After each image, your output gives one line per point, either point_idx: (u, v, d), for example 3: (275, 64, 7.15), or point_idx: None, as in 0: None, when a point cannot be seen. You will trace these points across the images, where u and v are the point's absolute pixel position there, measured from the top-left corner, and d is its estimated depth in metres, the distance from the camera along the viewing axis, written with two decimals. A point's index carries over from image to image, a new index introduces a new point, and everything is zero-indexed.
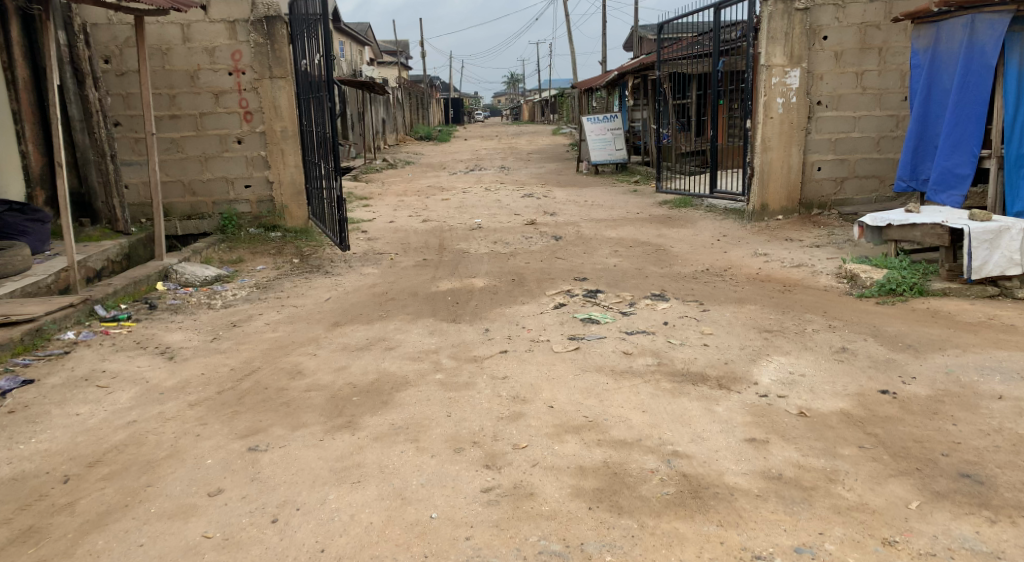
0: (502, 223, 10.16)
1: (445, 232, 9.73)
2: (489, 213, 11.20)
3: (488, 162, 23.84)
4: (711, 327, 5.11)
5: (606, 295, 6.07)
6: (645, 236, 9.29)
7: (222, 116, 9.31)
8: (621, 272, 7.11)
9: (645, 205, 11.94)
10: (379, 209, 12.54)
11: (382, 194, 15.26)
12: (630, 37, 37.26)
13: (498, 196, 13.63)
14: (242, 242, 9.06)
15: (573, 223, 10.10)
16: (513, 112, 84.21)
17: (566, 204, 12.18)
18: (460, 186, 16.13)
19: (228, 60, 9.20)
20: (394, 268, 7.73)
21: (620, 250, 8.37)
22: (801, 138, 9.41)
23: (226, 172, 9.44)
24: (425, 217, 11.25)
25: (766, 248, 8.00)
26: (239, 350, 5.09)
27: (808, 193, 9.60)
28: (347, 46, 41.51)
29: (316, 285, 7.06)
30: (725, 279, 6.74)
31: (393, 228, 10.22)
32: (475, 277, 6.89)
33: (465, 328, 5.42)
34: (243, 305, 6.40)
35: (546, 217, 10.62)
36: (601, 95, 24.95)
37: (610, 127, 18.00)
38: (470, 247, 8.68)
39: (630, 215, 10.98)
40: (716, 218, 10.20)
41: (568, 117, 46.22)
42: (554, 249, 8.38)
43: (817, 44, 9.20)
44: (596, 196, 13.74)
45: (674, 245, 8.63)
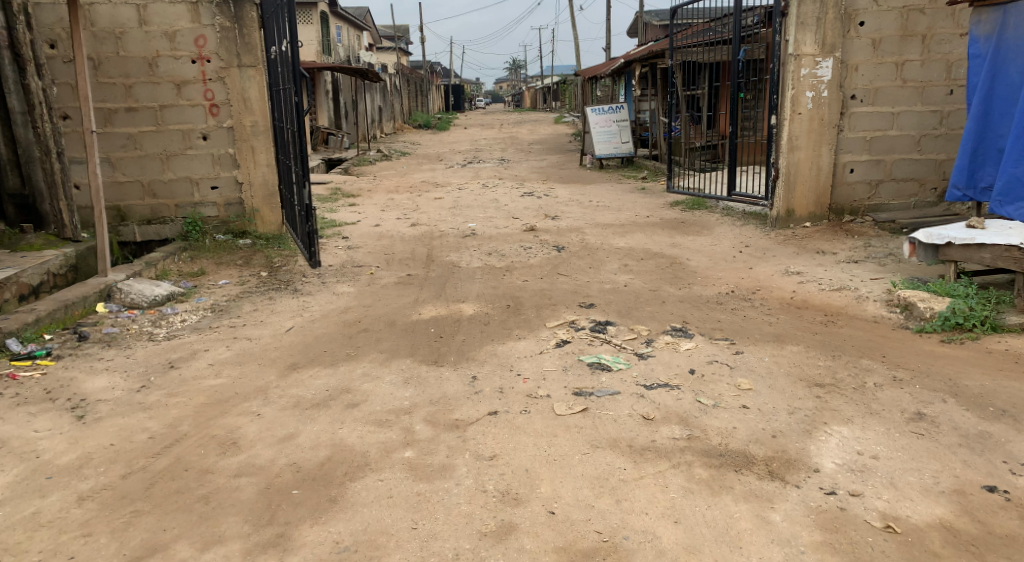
0: (499, 228, 9.20)
1: (436, 239, 8.78)
2: (484, 216, 10.24)
3: (487, 153, 22.84)
4: (749, 380, 4.15)
5: (616, 329, 5.10)
6: (658, 246, 8.32)
7: (185, 109, 8.33)
8: (634, 295, 6.15)
9: (655, 207, 10.96)
10: (366, 209, 11.57)
11: (371, 190, 14.28)
12: (636, 24, 36.15)
13: (496, 194, 12.66)
14: (206, 251, 8.10)
15: (577, 229, 9.13)
16: (515, 100, 83.16)
17: (569, 205, 11.20)
18: (456, 181, 15.15)
19: (192, 46, 8.23)
20: (373, 286, 6.77)
21: (630, 265, 7.42)
22: (832, 136, 8.42)
23: (190, 172, 8.46)
24: (414, 219, 10.29)
25: (797, 264, 7.04)
26: (166, 406, 4.11)
27: (838, 198, 8.61)
28: (344, 31, 40.33)
29: (279, 307, 6.10)
30: (755, 306, 5.78)
31: (379, 233, 9.26)
32: (465, 300, 5.95)
33: (449, 374, 4.48)
34: (190, 336, 5.42)
35: (547, 221, 9.65)
36: (606, 84, 23.94)
37: (615, 119, 17.01)
38: (461, 258, 7.74)
39: (639, 219, 10.00)
40: (734, 225, 9.22)
41: (570, 106, 45.14)
42: (555, 264, 7.43)
43: (853, 31, 8.20)
44: (601, 194, 12.77)
45: (691, 259, 7.67)
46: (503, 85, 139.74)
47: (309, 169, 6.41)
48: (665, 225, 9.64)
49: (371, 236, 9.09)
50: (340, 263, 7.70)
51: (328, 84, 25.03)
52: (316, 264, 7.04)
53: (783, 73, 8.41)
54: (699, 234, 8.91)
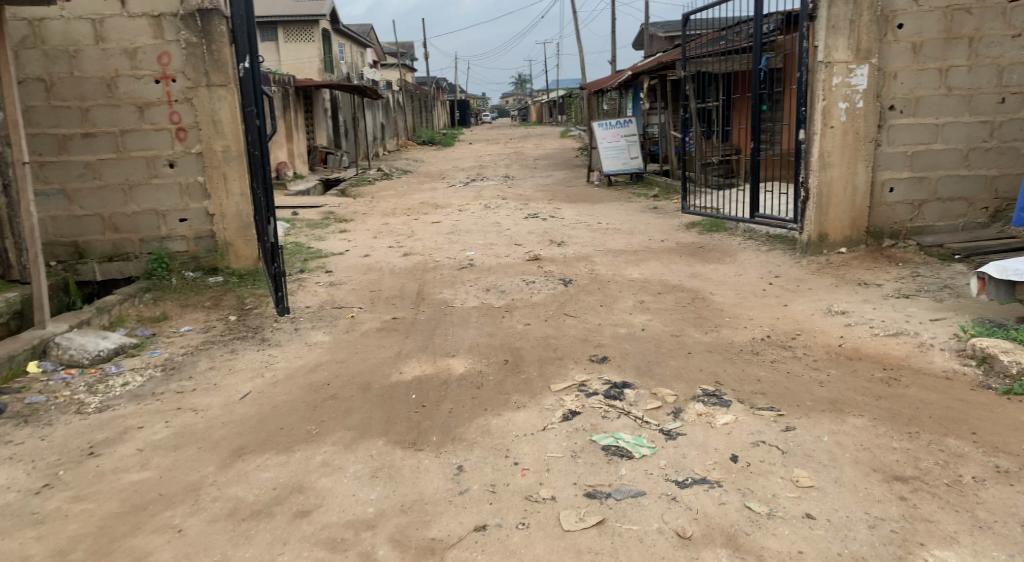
0: (499, 258, 8.33)
1: (428, 271, 7.92)
2: (483, 243, 9.36)
3: (490, 170, 21.98)
4: (810, 474, 3.27)
5: (637, 394, 4.20)
6: (677, 277, 7.43)
7: (149, 133, 7.50)
8: (653, 343, 5.26)
9: (671, 230, 10.07)
10: (357, 235, 10.71)
11: (366, 213, 13.41)
12: (642, 34, 35.35)
13: (498, 216, 11.78)
14: (171, 291, 7.26)
15: (586, 258, 8.25)
16: (521, 114, 82.57)
17: (577, 228, 10.30)
18: (457, 201, 14.30)
19: (154, 65, 7.42)
20: (354, 332, 5.91)
21: (646, 302, 6.53)
22: (869, 152, 7.53)
23: (155, 203, 7.62)
24: (407, 247, 9.42)
25: (839, 299, 6.14)
26: (66, 519, 3.24)
27: (877, 220, 7.69)
28: (347, 47, 39.66)
29: (239, 364, 5.22)
30: (798, 357, 4.88)
31: (366, 265, 8.42)
32: (456, 352, 5.07)
33: (429, 461, 3.61)
34: (127, 405, 4.53)
35: (553, 249, 8.77)
36: (613, 96, 23.11)
37: (623, 133, 16.16)
38: (456, 295, 6.87)
39: (653, 244, 9.11)
40: (759, 251, 8.33)
41: (577, 118, 44.28)
42: (562, 300, 6.54)
43: (890, 34, 7.32)
44: (611, 214, 11.88)
45: (716, 293, 6.78)
46: (509, 100, 139.34)
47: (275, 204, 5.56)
48: (683, 250, 8.73)
49: (358, 269, 8.25)
50: (319, 303, 6.87)
51: (327, 102, 24.21)
52: (287, 309, 6.18)
53: (812, 83, 7.54)
54: (722, 261, 8.02)
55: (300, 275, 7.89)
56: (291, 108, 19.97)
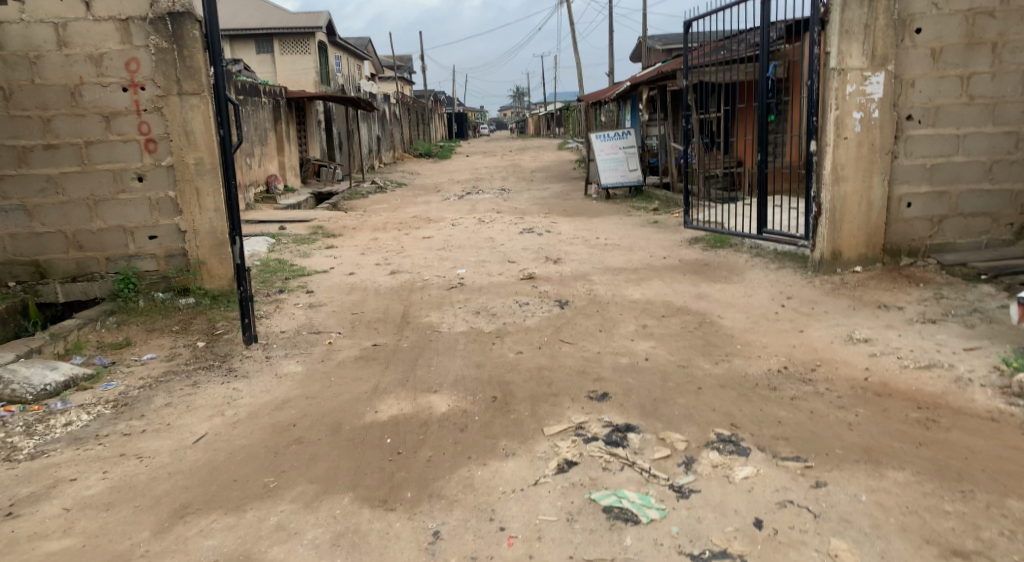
0: (491, 277, 7.81)
1: (415, 291, 7.42)
2: (475, 260, 8.85)
3: (487, 182, 21.50)
4: (850, 545, 2.87)
5: (642, 441, 3.68)
6: (682, 297, 6.93)
7: (115, 145, 7.00)
8: (658, 376, 4.75)
9: (673, 246, 9.57)
10: (343, 252, 10.20)
11: (357, 228, 12.90)
12: (641, 46, 35.00)
13: (493, 232, 11.28)
14: (138, 314, 6.75)
15: (585, 276, 7.74)
16: (520, 127, 82.31)
17: (575, 244, 9.80)
18: (451, 215, 13.82)
19: (122, 72, 6.93)
20: (330, 361, 5.39)
21: (650, 326, 6.02)
22: (885, 165, 7.03)
23: (123, 219, 7.11)
24: (395, 265, 8.91)
25: (860, 325, 5.63)
26: None
27: (894, 237, 7.19)
28: (344, 60, 39.32)
29: (199, 399, 4.70)
30: (820, 394, 4.37)
31: (350, 284, 7.91)
32: (438, 388, 4.55)
33: (400, 524, 3.15)
34: (65, 451, 4.01)
35: (550, 267, 8.27)
36: (612, 107, 22.69)
37: (622, 145, 15.69)
38: (444, 318, 6.36)
39: (655, 261, 8.61)
40: (768, 270, 7.83)
41: (576, 130, 43.87)
42: (558, 325, 6.02)
43: (908, 39, 6.86)
44: (611, 229, 11.40)
45: (724, 316, 6.27)
46: (507, 112, 139.22)
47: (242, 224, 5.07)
48: (688, 268, 8.23)
49: (341, 288, 7.74)
50: (294, 327, 6.36)
51: (321, 114, 23.75)
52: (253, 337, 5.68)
53: (823, 92, 7.06)
54: (729, 281, 7.52)
55: (278, 297, 7.39)
56: (283, 120, 19.51)
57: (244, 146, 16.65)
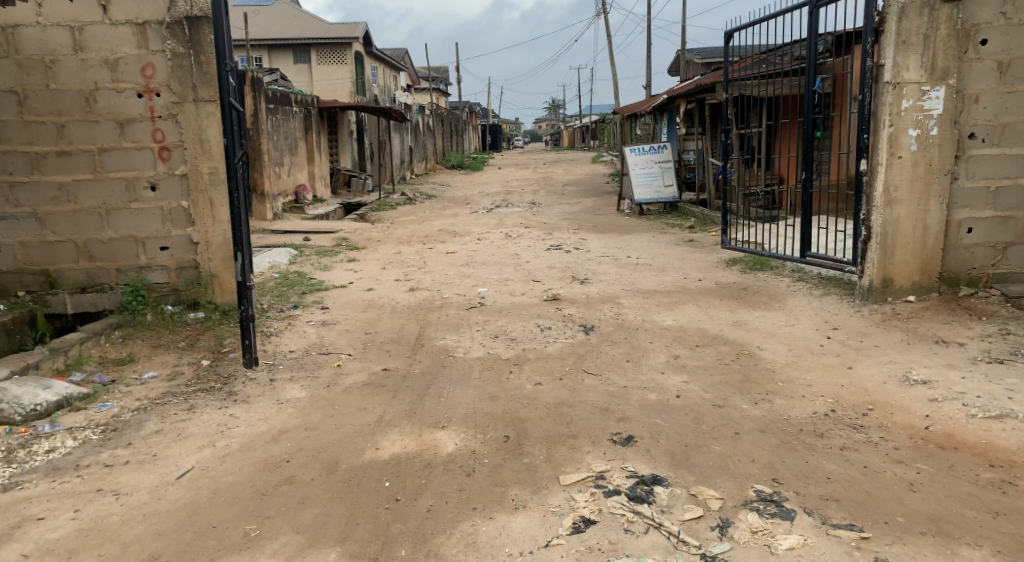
0: (514, 297, 7.44)
1: (434, 310, 7.08)
2: (499, 278, 8.49)
3: (517, 196, 21.18)
4: None
5: (671, 496, 3.32)
6: (717, 325, 6.48)
7: (129, 152, 6.73)
8: (691, 416, 4.33)
9: (707, 268, 9.10)
10: (363, 266, 9.89)
11: (381, 241, 12.61)
12: (677, 60, 34.60)
13: (520, 247, 10.90)
14: (146, 329, 6.47)
15: (612, 298, 7.33)
16: (554, 140, 82.08)
17: (604, 264, 9.37)
18: (478, 229, 13.47)
19: (138, 77, 6.67)
20: (337, 387, 5.05)
21: (681, 357, 5.59)
22: (944, 186, 6.56)
23: (134, 229, 6.83)
24: (415, 281, 8.57)
25: (914, 362, 5.16)
26: None
27: (952, 264, 6.71)
28: (379, 71, 39.31)
29: (193, 427, 4.36)
30: (875, 445, 3.93)
31: (368, 301, 7.60)
32: (448, 423, 4.17)
33: None
34: (41, 484, 3.68)
35: (577, 287, 7.86)
36: (646, 122, 22.28)
37: (657, 159, 15.26)
38: (461, 341, 6.00)
39: (688, 284, 8.15)
40: (810, 297, 7.34)
41: (610, 145, 43.47)
42: (582, 352, 5.62)
43: (972, 51, 6.43)
44: (642, 248, 10.96)
45: (762, 347, 5.82)
46: (543, 125, 139.09)
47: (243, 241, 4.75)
48: (723, 292, 7.76)
49: (358, 305, 7.43)
50: (304, 347, 6.04)
51: (353, 124, 23.60)
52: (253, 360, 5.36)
53: (875, 108, 6.58)
54: (769, 307, 7.04)
55: (292, 313, 7.10)
56: (314, 129, 19.34)
57: (273, 155, 16.46)
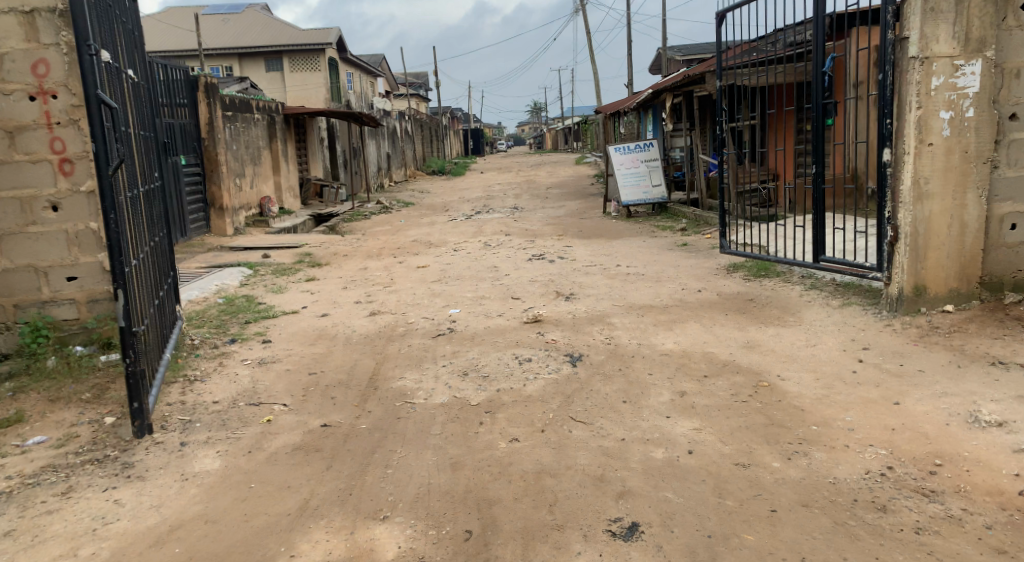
0: (489, 321, 6.42)
1: (394, 340, 6.04)
2: (473, 297, 7.46)
3: (498, 201, 20.15)
4: None
5: None
6: (727, 348, 5.49)
7: (22, 167, 5.64)
8: (710, 484, 3.33)
9: (706, 277, 8.10)
10: (323, 286, 8.84)
11: (348, 255, 11.56)
12: (660, 56, 33.70)
13: (498, 259, 9.88)
14: (45, 378, 5.40)
15: (602, 319, 6.31)
16: (537, 143, 81.20)
17: (591, 275, 8.37)
18: (454, 239, 12.45)
19: (28, 76, 5.56)
20: (259, 456, 4.02)
21: (688, 394, 4.58)
22: (983, 176, 5.60)
23: (34, 257, 5.75)
24: (378, 303, 7.55)
25: (976, 394, 4.17)
26: None
27: (993, 267, 5.75)
28: (355, 77, 38.21)
29: (55, 525, 3.32)
30: (958, 523, 2.94)
31: (318, 331, 6.55)
32: (390, 512, 3.16)
33: None
34: None
35: (562, 306, 6.84)
36: (631, 119, 21.32)
37: (643, 158, 14.33)
38: (422, 381, 4.96)
39: (686, 297, 7.15)
40: (828, 307, 6.36)
41: (593, 145, 42.51)
42: (568, 392, 4.60)
43: (1011, 18, 5.48)
44: (633, 255, 9.97)
45: (784, 377, 4.82)
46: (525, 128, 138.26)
47: (123, 276, 3.69)
48: (728, 306, 6.77)
49: (306, 337, 6.39)
50: (232, 397, 5.02)
51: (324, 131, 22.49)
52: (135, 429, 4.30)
53: (899, 89, 5.61)
54: (783, 323, 6.06)
55: (225, 351, 6.05)
56: (280, 137, 18.25)
57: (234, 166, 15.38)
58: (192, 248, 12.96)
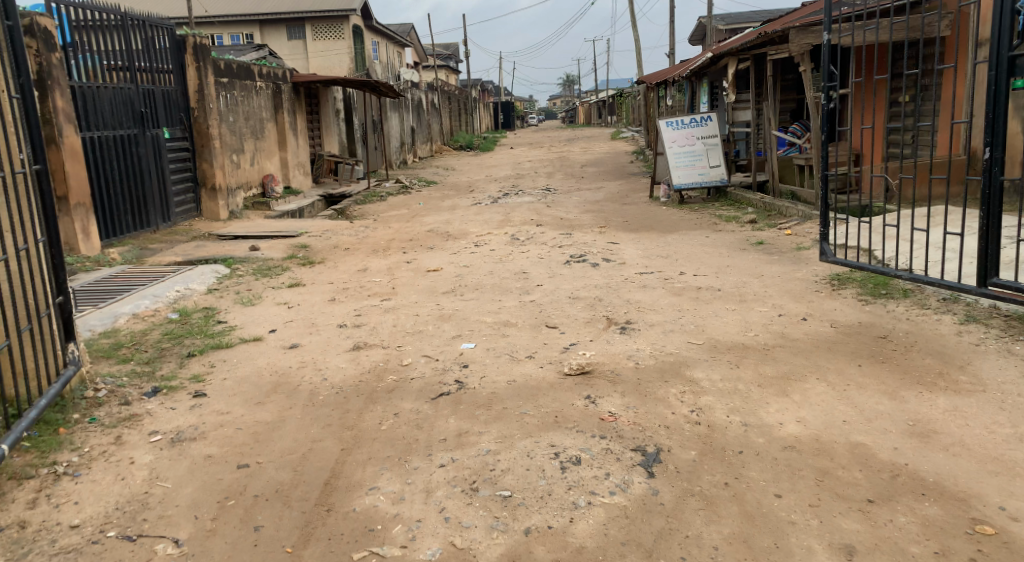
0: (514, 372, 4.50)
1: (376, 401, 4.16)
2: (495, 323, 5.55)
3: (528, 181, 18.17)
4: None
5: None
6: (885, 436, 3.54)
7: None
8: None
9: (805, 298, 6.09)
10: (306, 296, 6.97)
11: (351, 249, 9.72)
12: (702, 24, 31.31)
13: (528, 260, 7.95)
14: None
15: (678, 372, 4.37)
16: (569, 117, 78.81)
17: (650, 289, 6.41)
18: (477, 229, 10.55)
19: None
20: None
21: (859, 555, 2.66)
22: None
23: None
24: (369, 328, 5.67)
25: None
26: None
27: None
28: (381, 46, 36.18)
29: None
30: None
31: (276, 380, 4.67)
32: None
33: None
34: None
35: (617, 345, 4.90)
36: (679, 91, 19.15)
37: (699, 134, 12.27)
38: (404, 499, 3.07)
39: (787, 333, 5.17)
40: (1012, 357, 4.37)
41: (631, 120, 40.14)
42: (650, 546, 2.72)
43: None
44: (697, 257, 7.98)
45: (1012, 510, 2.90)
46: (557, 101, 135.23)
47: None
48: (853, 349, 4.78)
49: (256, 389, 4.51)
50: (104, 516, 3.13)
51: (341, 102, 20.56)
52: None
53: None
54: (951, 383, 4.09)
55: (134, 412, 4.16)
56: (287, 109, 16.34)
57: (229, 141, 13.53)
58: (175, 236, 11.15)
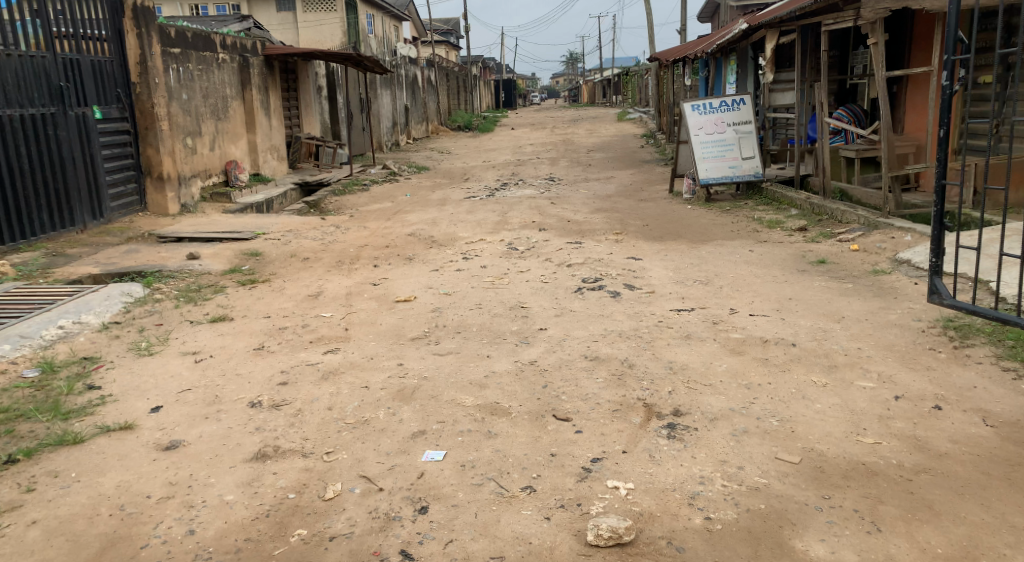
0: (500, 533, 2.72)
1: None
2: (476, 409, 3.71)
3: (530, 168, 16.30)
4: None
5: None
6: None
7: None
8: None
9: (920, 363, 4.26)
10: (227, 341, 5.13)
11: (310, 260, 7.87)
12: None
13: (528, 285, 6.12)
14: None
15: (778, 545, 2.61)
16: (572, 96, 76.64)
17: (698, 344, 4.58)
18: (468, 234, 8.72)
19: None
20: None
21: None
22: None
23: None
24: (290, 413, 3.82)
25: None
26: None
27: None
28: (377, 20, 34.06)
29: None
30: None
31: (110, 532, 2.86)
32: None
33: None
34: None
35: (667, 468, 3.10)
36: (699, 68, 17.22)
37: (732, 121, 10.31)
38: None
39: (925, 439, 3.36)
40: None
41: (637, 99, 38.06)
42: None
43: None
44: (746, 284, 6.15)
45: None
46: (560, 79, 132.66)
47: None
48: None
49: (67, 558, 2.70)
50: None
51: (323, 78, 18.61)
52: None
53: None
54: None
55: None
56: (259, 86, 14.43)
57: (183, 122, 11.62)
58: (106, 237, 9.30)
